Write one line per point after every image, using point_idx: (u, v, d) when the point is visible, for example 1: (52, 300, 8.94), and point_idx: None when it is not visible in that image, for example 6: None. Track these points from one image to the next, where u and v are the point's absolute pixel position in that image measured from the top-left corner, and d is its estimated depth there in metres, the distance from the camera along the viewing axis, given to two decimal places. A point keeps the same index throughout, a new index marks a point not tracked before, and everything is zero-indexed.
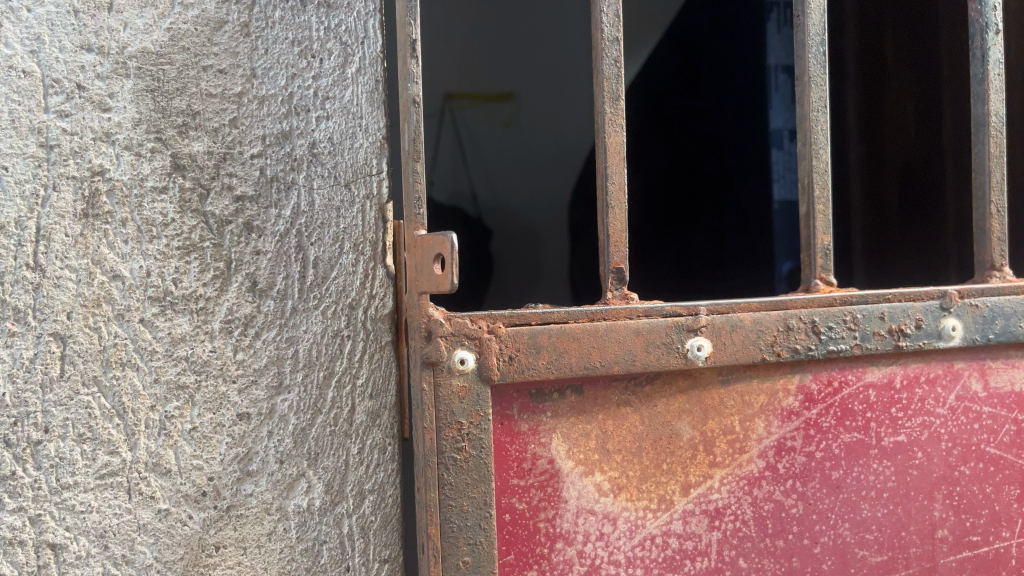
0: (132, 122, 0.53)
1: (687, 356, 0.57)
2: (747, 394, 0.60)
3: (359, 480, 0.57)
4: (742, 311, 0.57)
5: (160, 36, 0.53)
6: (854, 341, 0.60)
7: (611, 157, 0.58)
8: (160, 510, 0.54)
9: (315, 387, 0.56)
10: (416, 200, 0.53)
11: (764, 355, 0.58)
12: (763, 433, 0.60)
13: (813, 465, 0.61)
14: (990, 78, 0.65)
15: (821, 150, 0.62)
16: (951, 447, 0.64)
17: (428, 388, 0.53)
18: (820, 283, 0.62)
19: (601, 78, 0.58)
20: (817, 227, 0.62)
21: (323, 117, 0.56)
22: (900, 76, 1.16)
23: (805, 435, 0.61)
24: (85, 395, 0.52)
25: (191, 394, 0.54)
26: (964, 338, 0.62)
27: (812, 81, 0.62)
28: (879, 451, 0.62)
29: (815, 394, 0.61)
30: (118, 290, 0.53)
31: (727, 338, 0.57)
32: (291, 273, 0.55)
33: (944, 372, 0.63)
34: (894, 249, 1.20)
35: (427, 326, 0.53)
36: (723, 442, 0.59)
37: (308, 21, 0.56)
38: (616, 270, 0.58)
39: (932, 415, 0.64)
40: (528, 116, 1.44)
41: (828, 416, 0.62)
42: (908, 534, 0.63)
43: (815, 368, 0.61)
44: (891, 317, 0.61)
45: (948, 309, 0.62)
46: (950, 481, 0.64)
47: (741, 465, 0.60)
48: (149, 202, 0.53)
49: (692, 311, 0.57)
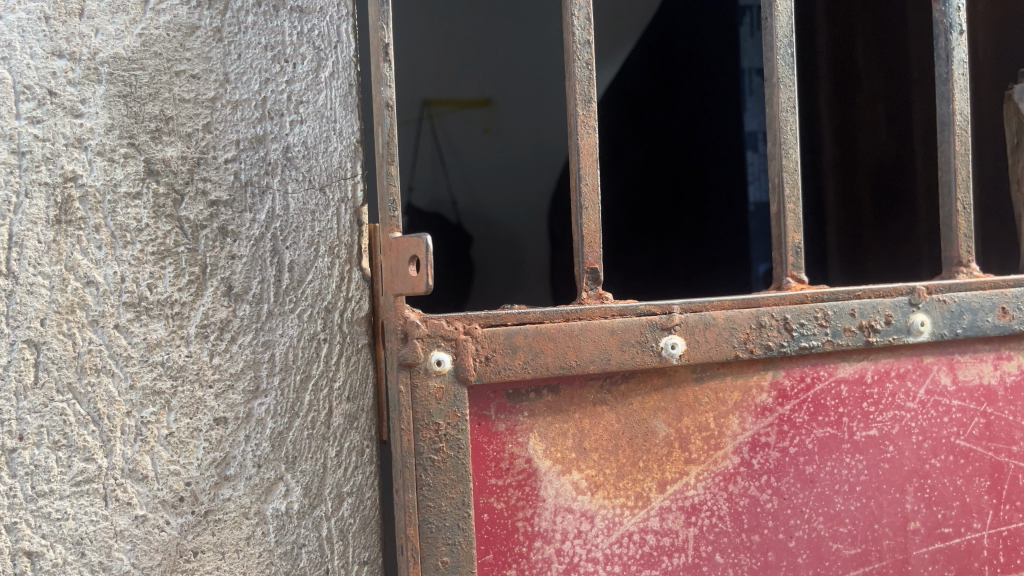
0: (105, 128, 0.53)
1: (662, 354, 0.57)
2: (721, 391, 0.60)
3: (337, 482, 0.57)
4: (715, 309, 0.58)
5: (132, 42, 0.53)
6: (825, 338, 0.61)
7: (584, 159, 0.58)
8: (138, 516, 0.53)
9: (292, 390, 0.56)
10: (391, 201, 0.54)
11: (738, 352, 0.59)
12: (737, 429, 0.61)
13: (787, 460, 0.62)
14: (955, 78, 0.66)
15: (791, 150, 0.63)
16: (921, 440, 0.65)
17: (405, 389, 0.53)
18: (791, 281, 0.63)
19: (574, 81, 0.59)
20: (788, 226, 0.63)
21: (297, 121, 0.57)
22: (872, 75, 1.18)
23: (780, 431, 0.62)
24: (60, 401, 0.52)
25: (168, 399, 0.54)
26: (932, 333, 0.64)
27: (781, 82, 0.63)
28: (851, 446, 0.63)
29: (788, 389, 0.62)
30: (92, 296, 0.53)
31: (700, 336, 0.58)
32: (266, 276, 0.55)
33: (914, 366, 0.65)
34: (869, 248, 1.21)
35: (404, 328, 0.53)
36: (699, 439, 0.60)
37: (281, 26, 0.56)
38: (591, 270, 0.59)
39: (902, 409, 0.65)
40: (508, 120, 1.44)
41: (801, 412, 0.63)
42: (880, 527, 0.64)
43: (788, 364, 0.62)
44: (861, 314, 0.62)
45: (916, 304, 0.63)
46: (921, 474, 0.65)
47: (716, 461, 0.61)
48: (123, 207, 0.53)
49: (666, 310, 0.57)
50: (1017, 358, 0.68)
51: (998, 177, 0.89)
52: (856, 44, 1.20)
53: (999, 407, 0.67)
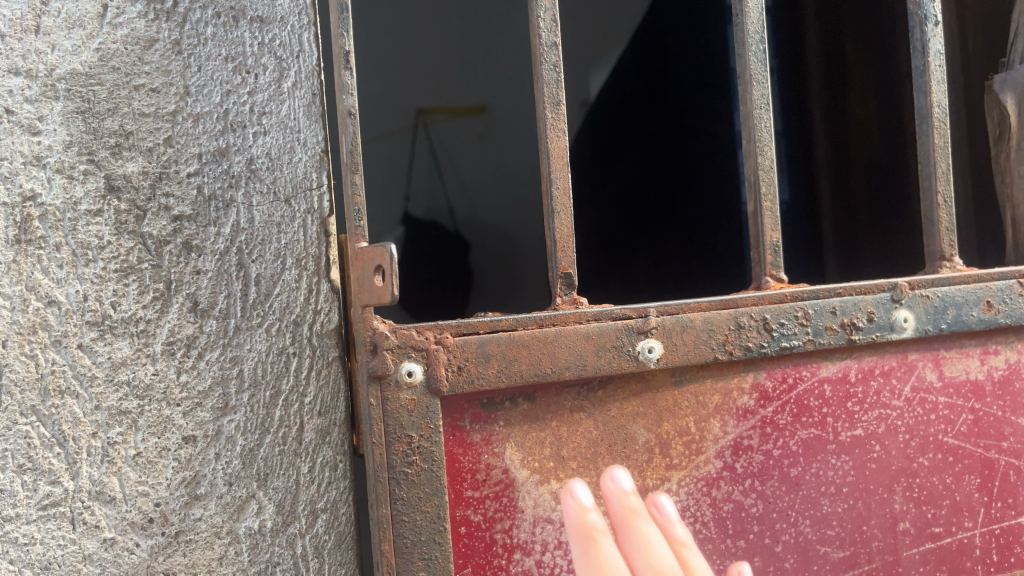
0: (63, 145, 0.52)
1: (639, 358, 0.56)
2: (701, 394, 0.59)
3: (311, 499, 0.56)
4: (692, 311, 0.57)
5: (89, 57, 0.53)
6: (806, 337, 0.60)
7: (554, 163, 0.58)
8: (106, 540, 0.52)
9: (261, 406, 0.55)
10: (355, 210, 0.53)
11: (717, 354, 0.58)
12: (719, 433, 0.60)
13: (771, 462, 0.61)
14: (931, 70, 0.66)
15: (765, 147, 0.62)
16: (909, 438, 0.64)
17: (375, 402, 0.52)
18: (770, 280, 0.62)
19: (541, 84, 0.58)
20: (765, 224, 0.62)
21: (259, 133, 0.56)
22: (861, 72, 1.17)
23: (762, 433, 0.61)
24: (24, 424, 0.51)
25: (135, 418, 0.53)
26: (916, 329, 0.62)
27: (753, 79, 0.62)
28: (836, 446, 0.62)
29: (770, 391, 0.61)
30: (54, 316, 0.52)
31: (678, 338, 0.57)
32: (232, 291, 0.55)
33: (899, 364, 0.64)
34: (861, 243, 1.20)
35: (373, 340, 0.52)
36: (679, 444, 0.59)
37: (241, 37, 0.56)
38: (565, 275, 0.58)
39: (888, 407, 0.64)
40: (503, 127, 1.42)
41: (784, 414, 0.62)
42: (869, 528, 0.63)
43: (769, 365, 0.61)
44: (842, 311, 0.61)
45: (899, 301, 0.62)
46: (909, 473, 0.64)
47: (698, 466, 0.60)
48: (84, 225, 0.52)
49: (642, 313, 0.56)
50: (1004, 352, 0.67)
51: (985, 169, 0.89)
52: (843, 39, 1.20)
53: (988, 402, 0.66)
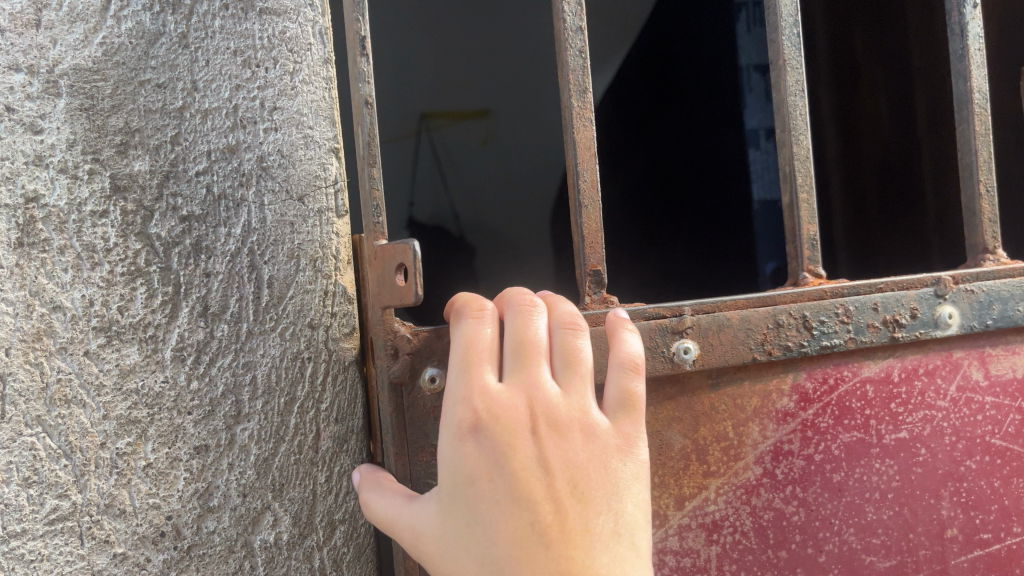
0: (67, 143, 0.50)
1: (674, 360, 0.54)
2: (740, 397, 0.57)
3: (329, 510, 0.54)
4: (728, 309, 0.55)
5: (93, 52, 0.50)
6: (848, 335, 0.57)
7: (580, 153, 0.55)
8: (117, 555, 0.50)
9: (276, 415, 0.53)
10: (374, 205, 0.50)
11: (755, 354, 0.55)
12: (758, 438, 0.58)
13: (813, 469, 0.59)
14: (971, 54, 0.63)
15: (801, 136, 0.59)
16: (955, 441, 0.61)
17: (394, 411, 0.50)
18: (809, 275, 0.59)
19: (567, 71, 0.55)
20: (802, 218, 0.59)
21: (270, 129, 0.54)
22: (872, 66, 1.15)
23: (803, 437, 0.59)
24: (29, 435, 0.49)
25: (145, 428, 0.51)
26: (961, 325, 0.60)
27: (788, 65, 0.59)
28: (880, 450, 0.60)
29: (810, 393, 0.59)
30: (59, 322, 0.49)
31: (714, 338, 0.55)
32: (244, 294, 0.52)
33: (943, 362, 0.61)
34: (876, 239, 1.16)
35: (393, 344, 0.50)
36: (717, 450, 0.57)
37: (250, 29, 0.53)
38: (594, 273, 0.55)
39: (932, 408, 0.61)
40: (509, 113, 1.32)
41: (824, 416, 0.59)
42: (916, 536, 0.61)
43: (810, 366, 0.58)
44: (885, 308, 0.58)
45: (943, 296, 0.59)
46: (956, 477, 0.61)
47: (737, 474, 0.57)
48: (89, 226, 0.50)
49: (676, 312, 0.54)
50: None
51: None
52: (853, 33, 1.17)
53: None
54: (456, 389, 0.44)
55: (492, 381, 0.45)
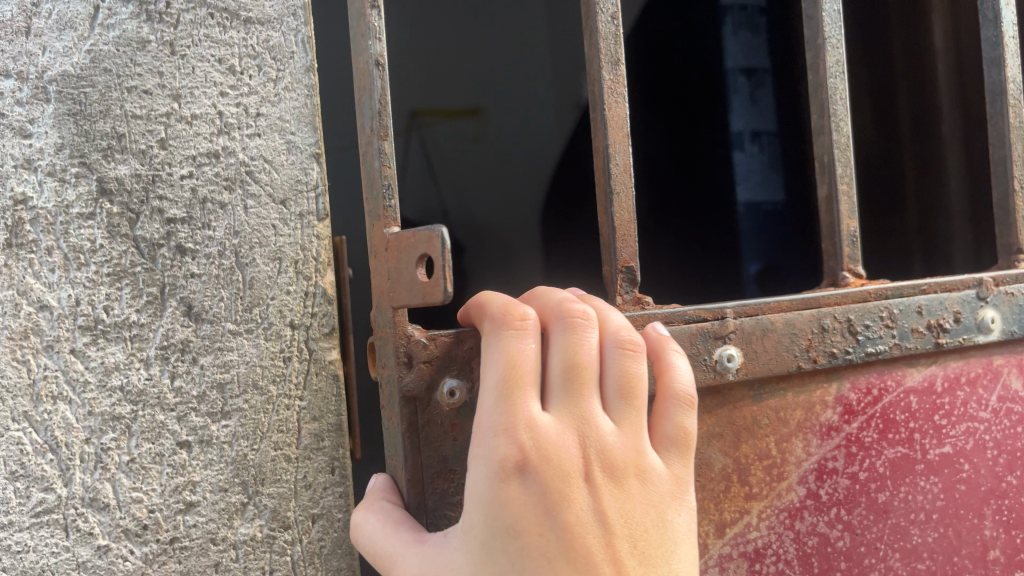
0: (54, 147, 0.51)
1: (718, 367, 0.56)
2: (783, 410, 0.60)
3: (307, 505, 0.56)
4: (772, 312, 0.57)
5: (81, 59, 0.52)
6: (892, 340, 0.61)
7: (614, 134, 0.57)
8: (100, 547, 0.52)
9: (256, 412, 0.55)
10: (383, 186, 0.52)
11: (801, 361, 0.58)
12: (802, 454, 0.61)
13: (858, 488, 0.62)
14: (1004, 41, 0.67)
15: (840, 122, 0.62)
16: (996, 455, 0.66)
17: (405, 422, 0.51)
18: (849, 275, 0.62)
19: (598, 40, 0.57)
20: (843, 212, 0.62)
21: (253, 135, 0.55)
22: None
23: (847, 453, 0.62)
24: (16, 430, 0.50)
25: (128, 424, 0.52)
26: (1000, 330, 0.64)
27: (828, 43, 0.62)
28: (925, 467, 0.63)
29: (855, 405, 0.62)
30: (46, 321, 0.51)
31: (757, 344, 0.57)
32: (226, 295, 0.54)
33: (983, 371, 0.65)
34: None
35: (406, 349, 0.51)
36: (760, 469, 0.59)
37: (235, 38, 0.55)
38: (626, 269, 0.57)
39: (975, 422, 0.65)
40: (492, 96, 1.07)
41: (870, 431, 0.62)
42: (960, 558, 0.65)
43: (853, 375, 0.61)
44: (927, 312, 0.62)
45: (984, 298, 0.63)
46: (998, 493, 0.66)
47: (780, 495, 0.60)
48: (76, 228, 0.51)
49: (719, 316, 0.56)
50: None
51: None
52: None
53: None
54: (502, 422, 0.44)
55: (544, 413, 0.45)
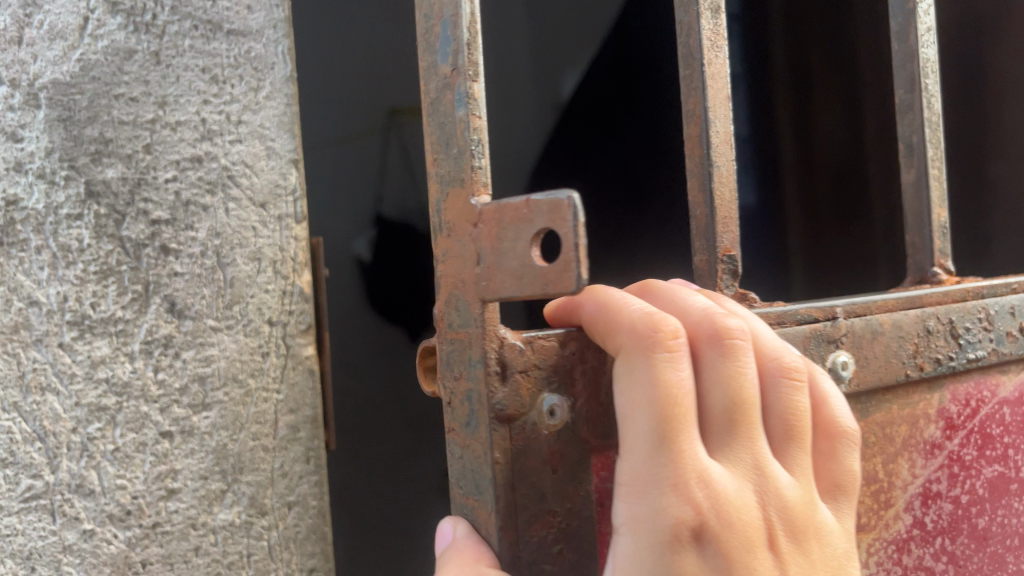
0: (46, 151, 0.54)
1: (834, 373, 0.54)
2: (889, 425, 0.59)
3: (283, 493, 0.59)
4: (880, 313, 0.57)
5: (71, 67, 0.55)
6: (990, 345, 0.65)
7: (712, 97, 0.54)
8: (86, 531, 0.55)
9: (235, 404, 0.57)
10: (473, 144, 0.42)
11: (908, 367, 0.59)
12: (909, 477, 0.61)
13: (961, 512, 0.64)
14: None
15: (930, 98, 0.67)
16: None
17: (503, 454, 0.42)
18: (940, 271, 0.67)
19: None
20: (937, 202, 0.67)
21: (235, 141, 0.58)
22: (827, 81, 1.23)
23: (952, 476, 0.64)
24: (5, 420, 0.53)
25: (113, 415, 0.55)
26: None
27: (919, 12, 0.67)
28: (1018, 485, 0.69)
29: (956, 420, 0.64)
30: (35, 316, 0.54)
31: (867, 345, 0.56)
32: (208, 292, 0.57)
33: None
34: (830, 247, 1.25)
35: (499, 355, 0.41)
36: (870, 495, 0.58)
37: (218, 48, 0.58)
38: (728, 257, 0.55)
39: None
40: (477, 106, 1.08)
41: (970, 450, 0.65)
42: None
43: (954, 386, 0.63)
44: (1018, 314, 0.66)
45: None
46: None
47: (890, 525, 0.59)
48: (65, 228, 0.54)
49: (830, 316, 0.54)
50: None
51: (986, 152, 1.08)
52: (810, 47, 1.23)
53: None
54: (666, 473, 0.38)
55: (714, 464, 0.39)
